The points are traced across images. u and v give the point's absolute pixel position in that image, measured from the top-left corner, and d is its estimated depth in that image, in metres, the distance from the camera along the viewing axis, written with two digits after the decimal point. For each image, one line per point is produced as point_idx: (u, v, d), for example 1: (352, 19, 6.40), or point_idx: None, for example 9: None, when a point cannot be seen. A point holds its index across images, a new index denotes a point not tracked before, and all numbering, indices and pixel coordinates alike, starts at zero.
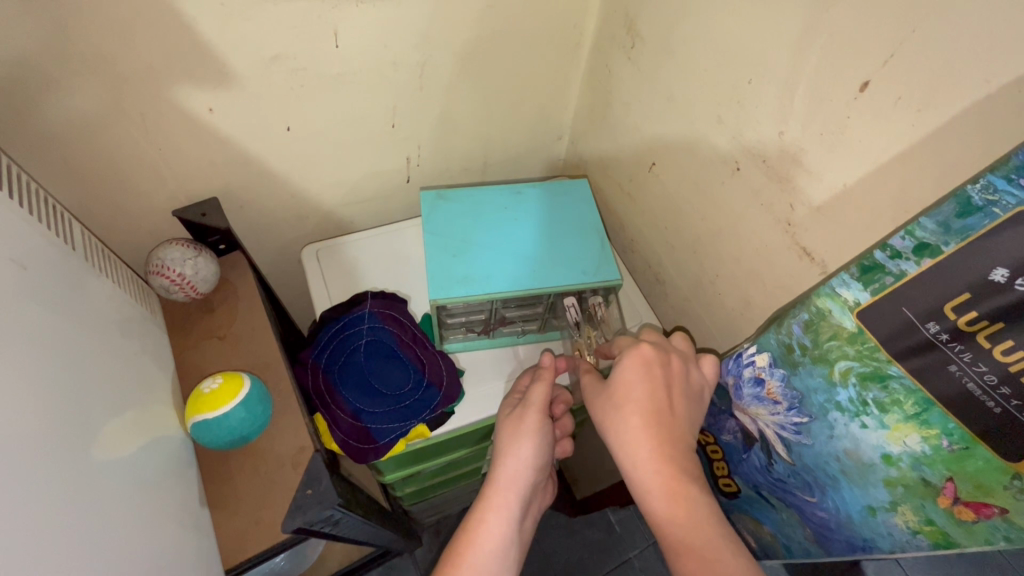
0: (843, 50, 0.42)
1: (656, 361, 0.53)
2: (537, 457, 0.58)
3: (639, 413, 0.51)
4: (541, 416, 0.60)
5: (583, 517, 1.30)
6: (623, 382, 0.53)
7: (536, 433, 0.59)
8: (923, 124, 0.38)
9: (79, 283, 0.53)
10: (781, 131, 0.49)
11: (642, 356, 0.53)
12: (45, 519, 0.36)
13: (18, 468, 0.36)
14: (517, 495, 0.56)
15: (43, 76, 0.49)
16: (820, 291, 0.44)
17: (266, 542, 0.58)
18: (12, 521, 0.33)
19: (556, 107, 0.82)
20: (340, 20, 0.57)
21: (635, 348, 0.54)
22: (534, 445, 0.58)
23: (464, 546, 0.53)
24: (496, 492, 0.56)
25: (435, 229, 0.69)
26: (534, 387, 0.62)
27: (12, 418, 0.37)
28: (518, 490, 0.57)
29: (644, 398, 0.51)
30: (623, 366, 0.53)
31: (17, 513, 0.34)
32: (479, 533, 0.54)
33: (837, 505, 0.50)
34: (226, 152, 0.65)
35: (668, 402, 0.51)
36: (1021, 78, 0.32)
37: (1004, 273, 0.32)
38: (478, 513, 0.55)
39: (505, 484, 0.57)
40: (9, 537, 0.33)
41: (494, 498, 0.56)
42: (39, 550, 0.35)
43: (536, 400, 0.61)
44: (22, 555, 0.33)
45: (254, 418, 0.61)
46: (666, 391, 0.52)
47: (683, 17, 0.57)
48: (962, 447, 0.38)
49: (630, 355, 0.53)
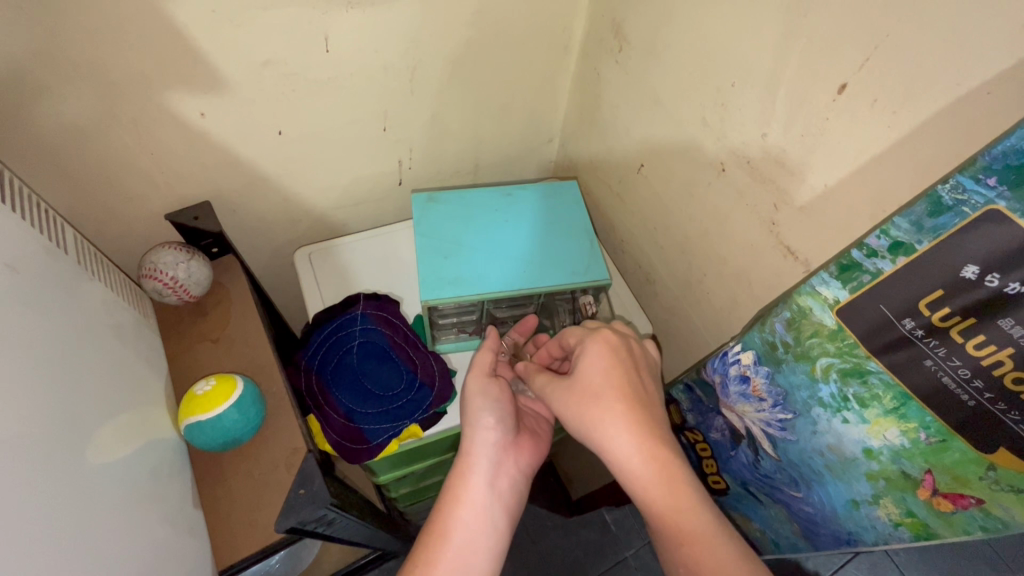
0: (821, 53, 0.43)
1: (615, 349, 0.56)
2: (494, 416, 0.62)
3: (615, 401, 0.53)
4: (484, 376, 0.64)
5: (577, 518, 1.30)
6: (592, 373, 0.55)
7: (485, 393, 0.63)
8: (897, 125, 0.39)
9: (72, 287, 0.53)
10: (764, 133, 0.50)
11: (607, 342, 0.56)
12: (36, 522, 0.37)
13: (8, 470, 0.36)
14: (483, 454, 0.60)
15: (35, 83, 0.50)
16: (801, 290, 0.45)
17: (260, 543, 0.59)
18: (3, 523, 0.34)
19: (546, 110, 0.83)
20: (331, 26, 0.58)
21: (596, 337, 0.57)
22: (485, 404, 0.63)
23: (437, 510, 0.57)
24: (463, 457, 0.61)
25: (427, 231, 0.69)
26: (478, 353, 0.67)
27: (2, 420, 0.37)
28: (484, 449, 0.61)
29: (616, 386, 0.54)
30: (591, 352, 0.56)
31: (9, 514, 0.34)
32: (455, 499, 0.57)
33: (823, 500, 0.51)
34: (218, 156, 0.66)
35: (636, 389, 0.54)
36: (987, 82, 0.34)
37: (975, 270, 0.33)
38: (451, 478, 0.59)
39: (467, 449, 0.61)
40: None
41: (463, 462, 0.60)
42: (30, 551, 0.35)
43: (478, 364, 0.65)
44: (14, 555, 0.33)
45: (247, 420, 0.61)
46: (631, 380, 0.55)
47: (667, 21, 0.58)
48: (939, 440, 0.39)
49: (594, 343, 0.56)
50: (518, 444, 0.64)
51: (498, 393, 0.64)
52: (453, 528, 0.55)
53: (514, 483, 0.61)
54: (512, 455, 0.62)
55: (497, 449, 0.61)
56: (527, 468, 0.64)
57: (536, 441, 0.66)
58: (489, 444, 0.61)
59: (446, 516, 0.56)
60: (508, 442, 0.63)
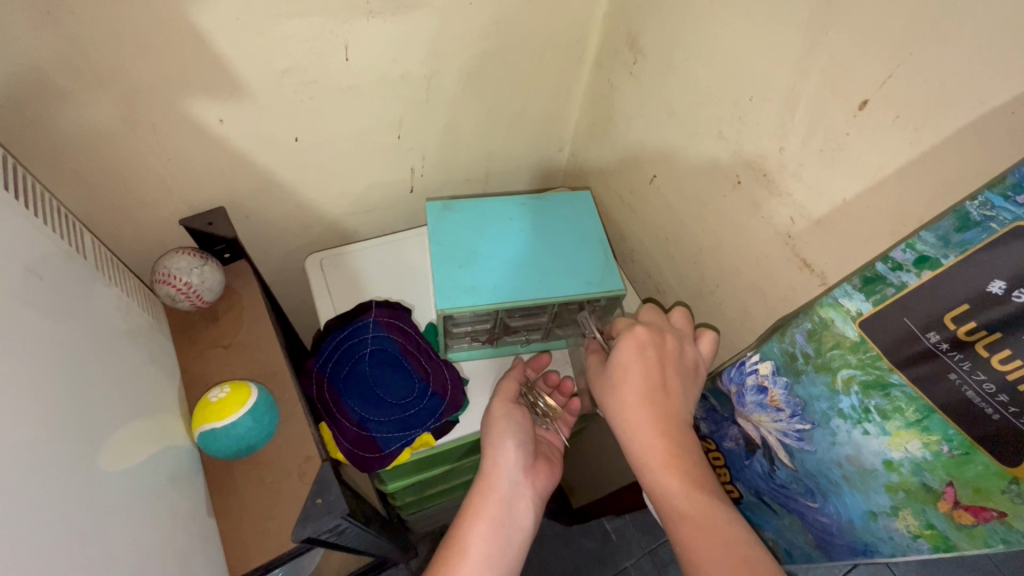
0: (843, 69, 0.44)
1: (651, 344, 0.56)
2: (516, 439, 0.62)
3: (635, 393, 0.54)
4: (508, 402, 0.65)
5: (578, 527, 1.30)
6: (623, 366, 0.56)
7: (508, 417, 0.63)
8: (919, 142, 0.40)
9: (89, 290, 0.53)
10: (782, 147, 0.51)
11: (636, 339, 0.56)
12: (47, 530, 0.36)
13: (18, 477, 0.35)
14: (505, 475, 0.60)
15: (57, 88, 0.50)
16: (823, 302, 0.46)
17: (273, 552, 0.58)
18: (12, 532, 0.33)
19: (558, 120, 0.83)
20: (352, 35, 0.58)
21: (631, 333, 0.56)
22: (508, 428, 0.63)
23: (455, 529, 0.57)
24: (483, 476, 0.60)
25: (443, 239, 0.70)
26: (503, 380, 0.67)
27: (13, 427, 0.36)
28: (504, 470, 0.60)
29: (640, 380, 0.54)
30: (618, 349, 0.56)
31: (18, 524, 0.34)
32: (474, 515, 0.57)
33: (839, 511, 0.51)
34: (234, 162, 0.66)
35: (662, 380, 0.55)
36: (1011, 101, 0.34)
37: (1002, 285, 0.34)
38: (471, 497, 0.59)
39: (489, 468, 0.61)
40: (9, 551, 0.32)
41: (484, 482, 0.60)
42: (41, 560, 0.34)
43: (504, 389, 0.66)
44: (23, 565, 0.33)
45: (260, 427, 0.61)
46: (658, 370, 0.55)
47: (685, 35, 0.59)
48: (962, 453, 0.39)
49: (626, 338, 0.56)
50: (535, 468, 0.64)
51: (520, 419, 0.63)
52: (471, 545, 0.55)
53: (531, 506, 0.61)
54: (530, 477, 0.62)
55: (518, 471, 0.61)
56: (543, 491, 0.64)
57: (551, 467, 0.66)
58: (509, 465, 0.61)
59: (465, 532, 0.56)
60: (527, 465, 0.62)
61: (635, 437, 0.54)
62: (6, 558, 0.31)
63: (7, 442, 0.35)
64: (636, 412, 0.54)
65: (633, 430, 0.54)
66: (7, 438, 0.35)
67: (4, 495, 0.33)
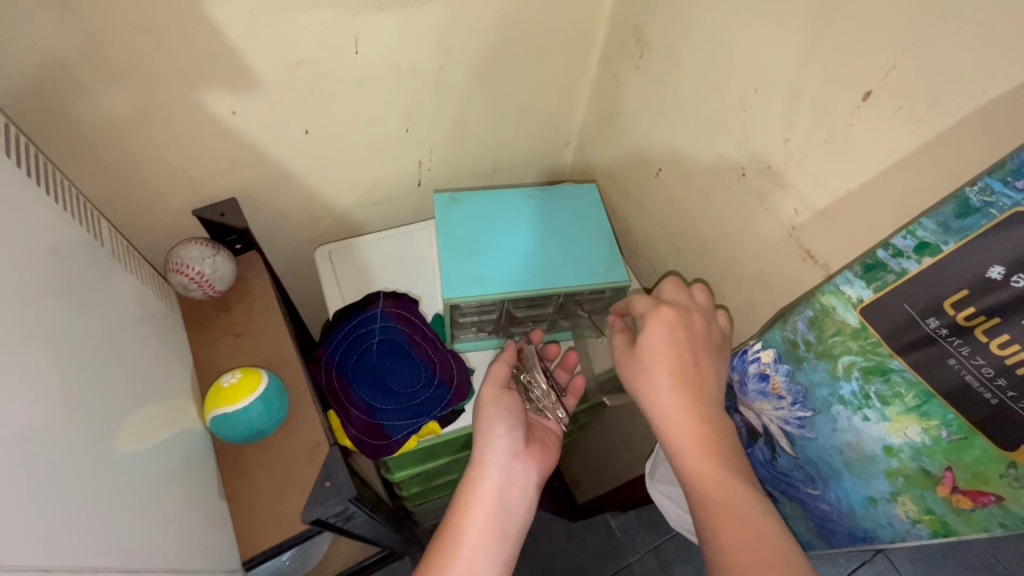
0: (846, 58, 0.44)
1: (681, 324, 0.56)
2: (506, 424, 0.63)
3: (666, 374, 0.54)
4: (498, 386, 0.66)
5: (583, 521, 1.31)
6: (655, 349, 0.55)
7: (498, 403, 0.64)
8: (924, 131, 0.40)
9: (106, 276, 0.54)
10: (786, 138, 0.52)
11: (668, 320, 0.56)
12: (63, 505, 0.37)
13: (36, 452, 0.36)
14: (496, 462, 0.61)
15: (77, 79, 0.51)
16: (825, 289, 0.46)
17: (282, 535, 0.60)
18: (27, 506, 0.34)
19: (565, 114, 0.84)
20: (362, 28, 0.59)
21: (659, 314, 0.56)
22: (498, 413, 0.64)
23: (451, 516, 0.57)
24: (475, 463, 0.61)
25: (450, 232, 0.70)
26: (494, 364, 0.68)
27: (35, 405, 0.37)
28: (496, 458, 0.61)
29: (673, 362, 0.54)
30: (649, 332, 0.56)
31: (39, 499, 0.35)
32: (468, 503, 0.58)
33: (840, 498, 0.52)
34: (247, 154, 0.67)
35: (694, 362, 0.55)
36: (1015, 88, 0.35)
37: (1001, 270, 0.34)
38: (464, 485, 0.60)
39: (480, 455, 0.61)
40: (33, 524, 0.33)
41: (475, 469, 0.61)
42: (63, 534, 0.36)
43: (493, 373, 0.67)
44: (46, 538, 0.34)
45: (271, 413, 0.62)
46: (690, 352, 0.55)
47: (690, 27, 0.60)
48: (960, 438, 0.39)
49: (656, 320, 0.56)
50: (528, 452, 0.64)
51: (511, 404, 0.64)
52: (466, 532, 0.55)
53: (524, 492, 0.61)
54: (522, 462, 0.63)
55: (508, 457, 0.62)
56: (537, 477, 0.64)
57: (545, 449, 0.66)
58: (501, 452, 0.62)
59: (458, 522, 0.56)
60: (520, 450, 0.63)
61: (664, 420, 0.54)
62: (28, 530, 0.33)
63: (29, 419, 0.36)
64: (666, 391, 0.54)
65: (664, 413, 0.53)
66: (31, 416, 0.37)
67: (20, 467, 0.34)
